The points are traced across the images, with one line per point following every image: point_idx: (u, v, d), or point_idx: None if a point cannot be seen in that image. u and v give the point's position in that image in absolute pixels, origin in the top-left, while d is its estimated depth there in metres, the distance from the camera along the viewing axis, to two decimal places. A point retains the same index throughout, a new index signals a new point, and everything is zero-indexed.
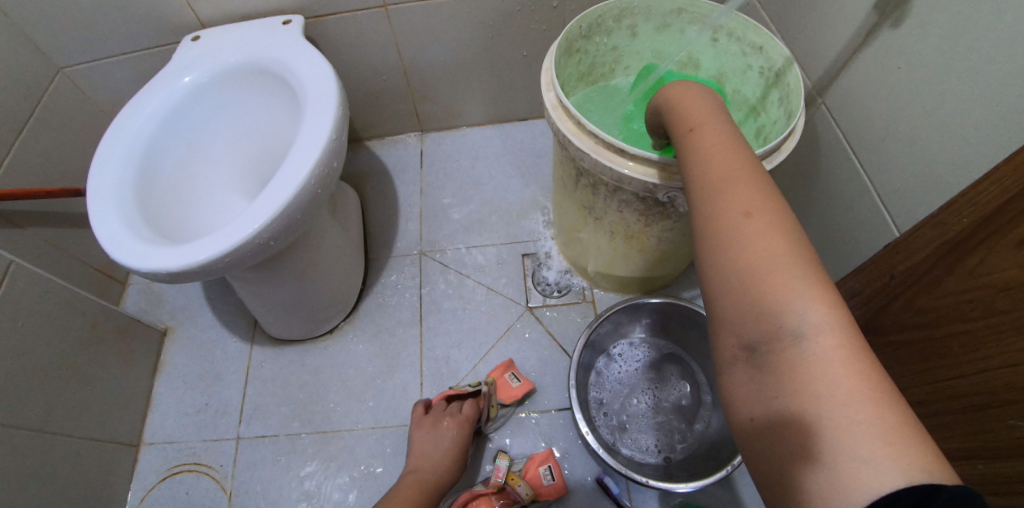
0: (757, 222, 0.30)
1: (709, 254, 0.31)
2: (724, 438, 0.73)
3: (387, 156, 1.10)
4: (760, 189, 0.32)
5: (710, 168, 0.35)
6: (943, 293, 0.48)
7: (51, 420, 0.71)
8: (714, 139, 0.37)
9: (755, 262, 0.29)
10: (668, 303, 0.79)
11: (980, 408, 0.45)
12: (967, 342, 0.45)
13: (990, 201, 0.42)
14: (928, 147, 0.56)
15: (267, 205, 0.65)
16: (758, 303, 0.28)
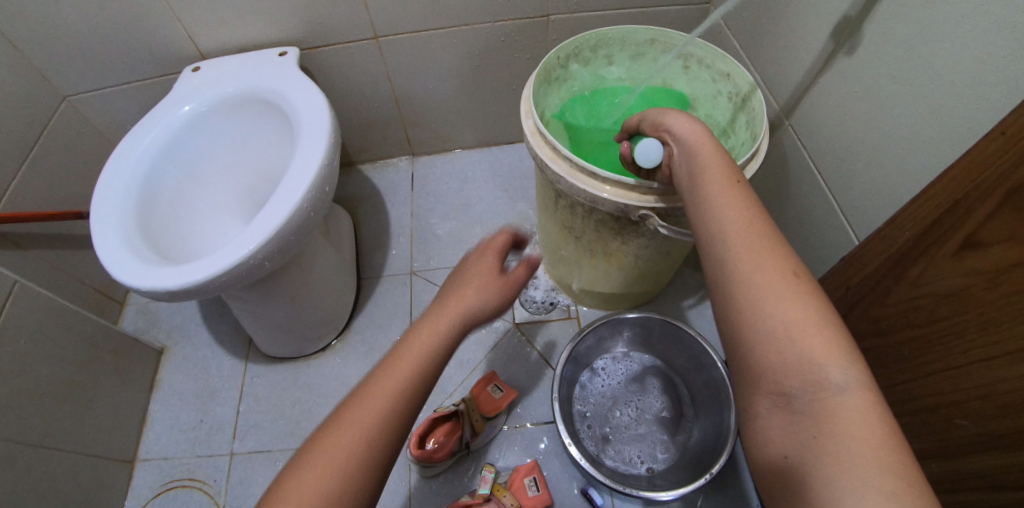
0: (790, 289, 0.35)
1: (748, 306, 0.35)
2: (705, 446, 0.76)
3: (379, 180, 1.14)
4: (783, 257, 0.37)
5: (740, 221, 0.39)
6: (893, 302, 0.51)
7: (49, 435, 0.73)
8: (738, 199, 0.40)
9: (798, 328, 0.34)
10: (646, 317, 0.82)
11: (932, 408, 0.48)
12: (918, 346, 0.49)
13: (927, 216, 0.46)
14: (881, 168, 0.60)
15: (262, 227, 0.68)
16: (803, 358, 0.33)
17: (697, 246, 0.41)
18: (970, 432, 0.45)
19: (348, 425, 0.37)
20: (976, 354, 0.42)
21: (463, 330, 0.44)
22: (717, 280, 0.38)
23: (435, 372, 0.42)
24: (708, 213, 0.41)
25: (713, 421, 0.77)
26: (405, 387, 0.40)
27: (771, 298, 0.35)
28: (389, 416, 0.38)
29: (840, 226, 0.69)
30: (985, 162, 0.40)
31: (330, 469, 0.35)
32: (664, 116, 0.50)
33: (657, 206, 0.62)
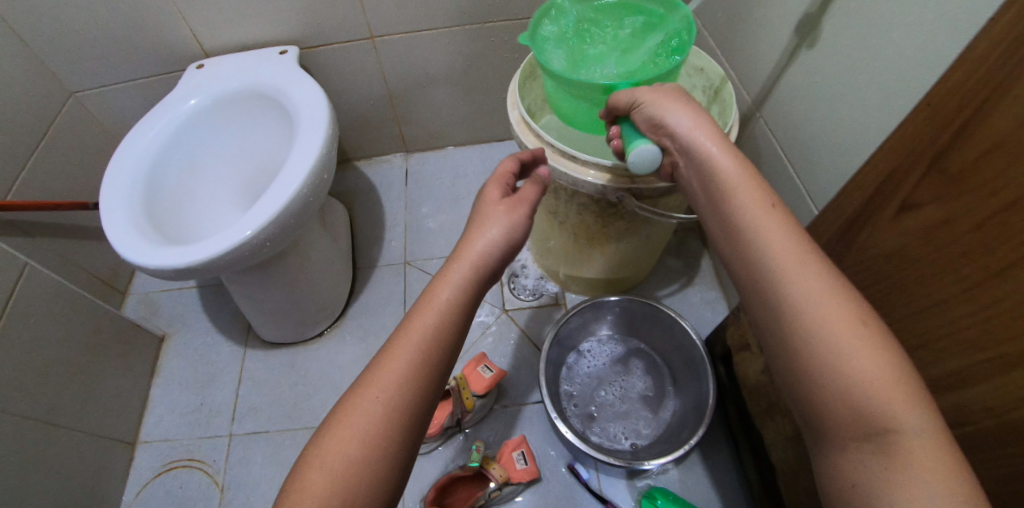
0: (853, 331, 0.35)
1: (816, 350, 0.35)
2: (686, 420, 0.80)
3: (374, 175, 1.18)
4: (843, 296, 0.36)
5: (792, 257, 0.38)
6: (847, 267, 0.57)
7: (55, 413, 0.76)
8: (791, 237, 0.39)
9: (867, 370, 0.34)
10: (628, 300, 0.86)
11: None
12: (869, 305, 0.54)
13: (871, 185, 0.52)
14: (839, 152, 0.65)
15: (263, 211, 0.72)
16: (869, 393, 0.33)
17: (749, 284, 0.41)
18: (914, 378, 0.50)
19: (378, 381, 0.39)
20: (919, 306, 0.48)
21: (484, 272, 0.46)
22: (779, 322, 0.38)
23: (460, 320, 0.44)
24: (751, 246, 0.40)
25: (693, 397, 0.81)
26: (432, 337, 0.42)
27: (830, 337, 0.35)
28: (413, 371, 0.40)
29: (806, 210, 0.74)
30: (916, 133, 0.46)
31: (360, 422, 0.38)
32: (671, 118, 0.48)
33: (633, 186, 0.66)
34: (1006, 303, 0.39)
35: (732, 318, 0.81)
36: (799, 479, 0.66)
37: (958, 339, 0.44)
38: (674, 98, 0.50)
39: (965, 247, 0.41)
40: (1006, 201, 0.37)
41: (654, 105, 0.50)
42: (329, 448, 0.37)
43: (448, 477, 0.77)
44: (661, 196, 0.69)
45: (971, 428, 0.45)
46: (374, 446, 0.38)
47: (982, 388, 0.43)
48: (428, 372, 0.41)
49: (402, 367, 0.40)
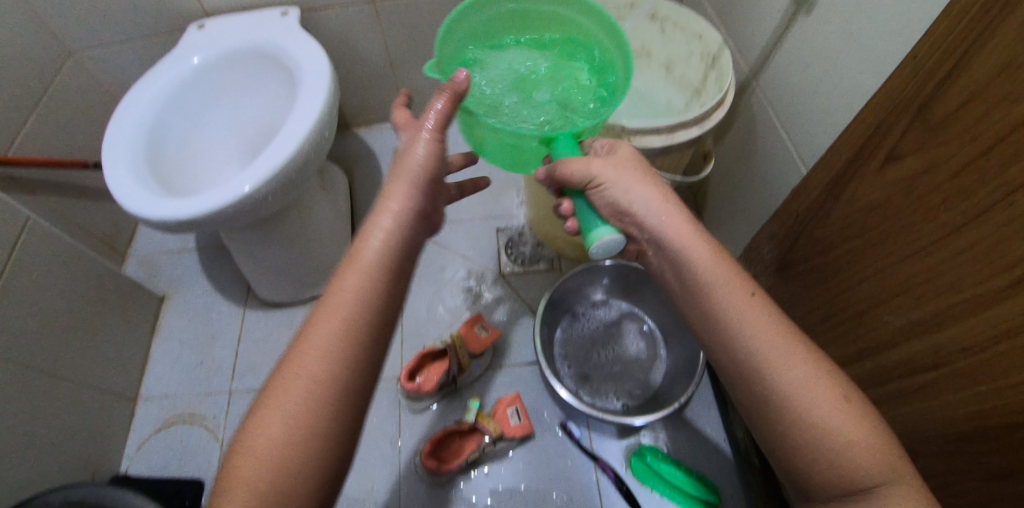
0: (841, 409, 0.36)
1: (805, 430, 0.37)
2: (677, 380, 0.82)
3: (373, 142, 1.19)
4: (827, 377, 0.38)
5: (776, 342, 0.39)
6: (833, 221, 0.58)
7: (58, 365, 0.77)
8: (774, 321, 0.40)
9: (854, 448, 0.35)
10: (623, 264, 0.88)
11: (863, 310, 0.55)
12: (852, 258, 0.55)
13: (858, 140, 0.53)
14: (830, 115, 0.66)
15: (265, 165, 0.73)
16: (856, 464, 0.35)
17: (732, 363, 0.41)
18: (895, 325, 0.51)
19: (300, 365, 0.36)
20: (900, 254, 0.49)
21: (404, 237, 0.43)
22: (765, 402, 0.39)
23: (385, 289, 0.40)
24: (733, 324, 0.41)
25: (684, 356, 0.84)
26: (354, 310, 0.38)
27: (822, 419, 0.36)
28: (336, 345, 0.37)
29: (797, 174, 0.76)
30: (902, 84, 0.47)
31: (286, 406, 0.35)
32: (632, 197, 0.47)
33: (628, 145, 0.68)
34: (978, 246, 0.40)
35: None
36: None
37: (935, 284, 0.45)
38: (629, 171, 0.48)
39: (948, 193, 0.43)
40: (987, 143, 0.38)
41: (614, 183, 0.47)
42: (255, 439, 0.35)
43: (443, 431, 0.80)
44: (656, 157, 0.71)
45: (949, 369, 0.46)
46: (305, 430, 0.35)
47: (957, 329, 0.44)
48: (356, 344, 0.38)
49: (324, 343, 0.37)
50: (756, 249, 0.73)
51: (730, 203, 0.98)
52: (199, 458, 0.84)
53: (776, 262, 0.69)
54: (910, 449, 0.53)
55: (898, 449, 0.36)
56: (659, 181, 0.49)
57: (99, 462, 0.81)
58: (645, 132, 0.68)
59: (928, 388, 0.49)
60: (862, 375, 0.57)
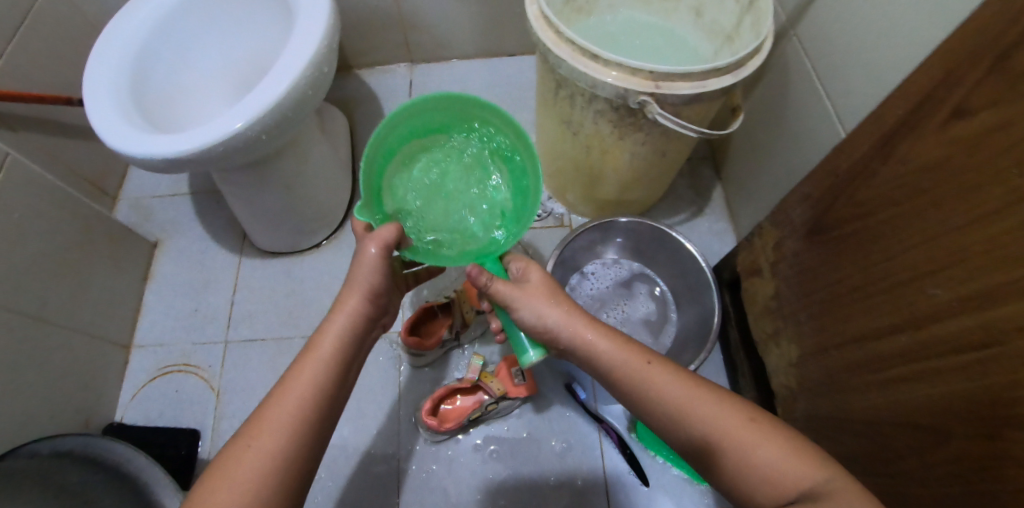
0: (755, 435, 0.40)
1: (734, 460, 0.40)
2: (687, 343, 0.79)
3: (376, 85, 1.12)
4: (728, 408, 0.42)
5: (676, 387, 0.44)
6: (879, 183, 0.52)
7: (46, 310, 0.74)
8: (668, 370, 0.45)
9: (779, 465, 0.38)
10: (638, 223, 0.82)
11: (907, 280, 0.48)
12: (899, 223, 0.49)
13: (919, 93, 0.47)
14: (875, 67, 0.60)
15: (258, 100, 0.66)
16: (790, 480, 0.37)
17: (652, 415, 0.45)
18: (941, 299, 0.44)
19: (251, 442, 0.38)
20: (951, 222, 0.43)
21: (348, 347, 0.45)
22: (698, 448, 0.42)
23: (324, 405, 0.42)
24: (638, 391, 0.46)
25: (696, 320, 0.80)
26: (288, 425, 0.39)
27: (742, 450, 0.39)
28: (270, 459, 0.38)
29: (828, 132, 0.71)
30: (979, 30, 0.40)
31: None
32: (545, 317, 0.50)
33: (657, 92, 0.62)
34: (995, 242, 0.39)
35: (744, 243, 0.78)
36: (797, 402, 0.67)
37: (969, 265, 0.41)
38: (541, 294, 0.51)
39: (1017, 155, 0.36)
40: None
41: (529, 309, 0.51)
42: None
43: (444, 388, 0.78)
44: (685, 105, 0.65)
45: (998, 350, 0.39)
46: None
47: (959, 326, 0.42)
48: (292, 459, 0.39)
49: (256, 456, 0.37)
50: (785, 211, 0.67)
51: (751, 163, 0.93)
52: (194, 407, 0.82)
53: (805, 227, 0.63)
54: (926, 440, 0.47)
55: (813, 448, 0.39)
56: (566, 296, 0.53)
57: (93, 409, 0.79)
58: (677, 77, 0.61)
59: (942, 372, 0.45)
60: (887, 354, 0.51)
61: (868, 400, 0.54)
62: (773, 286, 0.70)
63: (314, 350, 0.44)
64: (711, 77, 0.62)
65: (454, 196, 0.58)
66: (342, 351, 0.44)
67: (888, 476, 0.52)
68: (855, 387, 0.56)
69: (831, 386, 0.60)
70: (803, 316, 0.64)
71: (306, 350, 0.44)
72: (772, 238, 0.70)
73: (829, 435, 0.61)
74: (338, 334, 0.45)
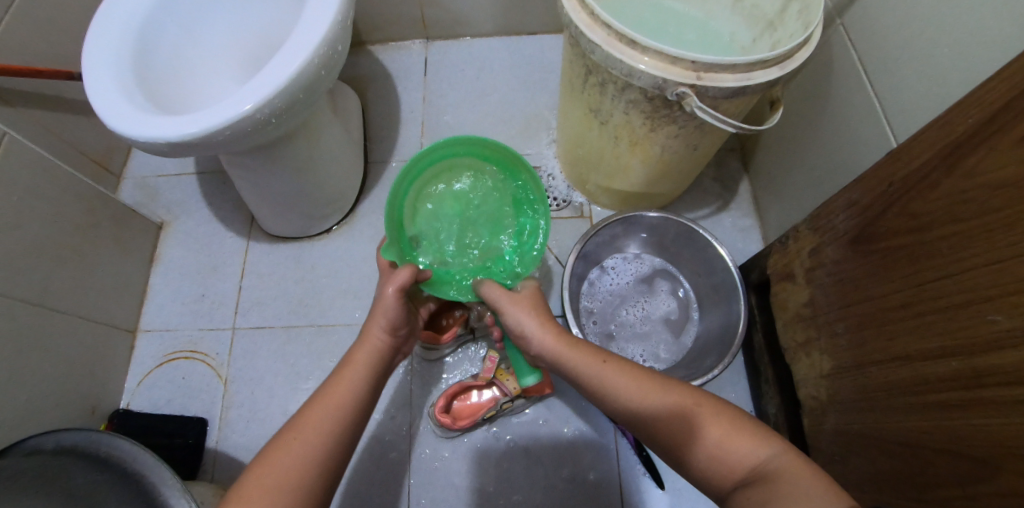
0: (707, 416, 0.45)
1: (687, 437, 0.45)
2: (710, 346, 0.76)
3: (390, 62, 1.06)
4: (679, 394, 0.48)
5: (628, 379, 0.50)
6: (939, 196, 0.47)
7: (48, 296, 0.72)
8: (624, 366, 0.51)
9: (724, 439, 0.43)
10: (664, 218, 0.78)
11: (965, 303, 0.44)
12: (959, 242, 0.45)
13: (997, 101, 0.41)
14: (933, 67, 0.56)
15: (266, 80, 0.62)
16: (733, 450, 0.43)
17: (609, 403, 0.51)
18: (1003, 327, 0.40)
19: (296, 437, 0.43)
20: (1015, 247, 0.39)
21: (378, 363, 0.52)
22: (656, 430, 0.47)
23: (357, 414, 0.47)
24: (596, 386, 0.52)
25: (720, 322, 0.77)
26: (326, 427, 0.44)
27: (695, 427, 0.45)
28: (309, 455, 0.42)
29: (871, 132, 0.66)
30: None
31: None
32: (524, 325, 0.57)
33: (698, 84, 0.57)
34: None
35: (777, 245, 0.76)
36: (826, 415, 0.65)
37: None
38: (526, 305, 0.58)
39: None
40: None
41: (511, 316, 0.58)
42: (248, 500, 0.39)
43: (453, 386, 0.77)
44: (725, 99, 0.60)
45: None
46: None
47: (1012, 358, 0.39)
48: (328, 459, 0.43)
49: (298, 451, 0.42)
50: (827, 216, 0.64)
51: (783, 158, 0.88)
52: (202, 395, 0.81)
53: (849, 235, 0.60)
54: (968, 468, 0.44)
55: (756, 427, 0.44)
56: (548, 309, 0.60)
57: (99, 396, 0.78)
58: (722, 68, 0.56)
59: (986, 403, 0.42)
60: (933, 378, 0.48)
61: (899, 421, 0.52)
62: (807, 293, 0.68)
63: (350, 363, 0.50)
64: (756, 69, 0.58)
65: (463, 224, 0.64)
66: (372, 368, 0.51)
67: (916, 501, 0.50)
68: (887, 406, 0.54)
69: (865, 404, 0.57)
70: (841, 328, 0.62)
71: (342, 364, 0.50)
72: (810, 243, 0.68)
73: (859, 453, 0.59)
74: (370, 352, 0.51)
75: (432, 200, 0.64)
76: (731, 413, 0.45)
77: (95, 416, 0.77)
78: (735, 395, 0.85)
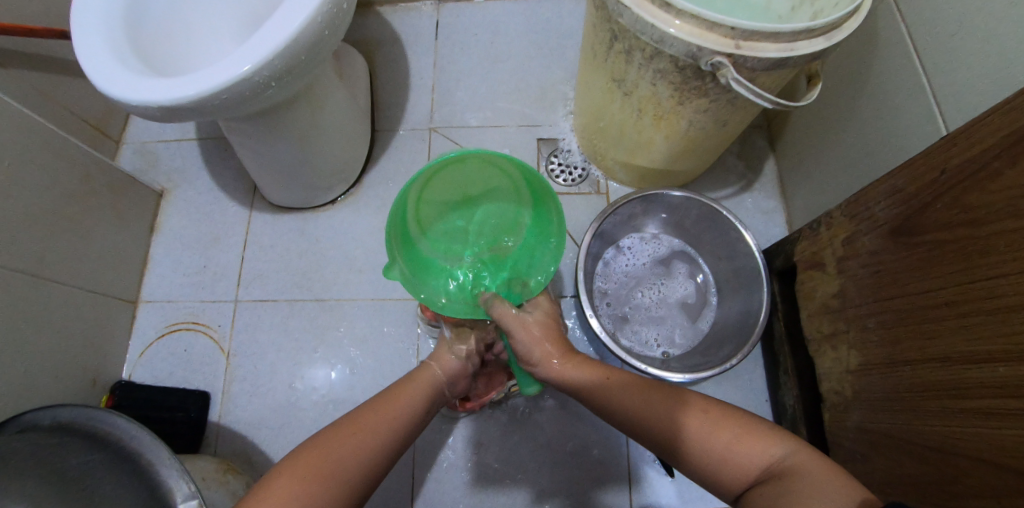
0: (709, 421, 0.47)
1: (689, 441, 0.47)
2: (728, 334, 0.73)
3: (399, 24, 1.00)
4: (684, 402, 0.50)
5: (637, 393, 0.53)
6: (998, 189, 0.43)
7: (45, 266, 0.69)
8: (631, 383, 0.54)
9: (728, 441, 0.45)
10: (687, 198, 0.74)
11: (1016, 307, 0.40)
12: (1015, 240, 0.40)
13: None
14: (996, 42, 0.51)
15: (264, 40, 0.57)
16: (735, 452, 0.44)
17: (621, 418, 0.53)
18: None
19: (355, 424, 0.50)
20: None
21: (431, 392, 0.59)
22: (658, 438, 0.49)
23: (401, 425, 0.52)
24: (605, 403, 0.55)
25: (739, 310, 0.74)
26: (377, 422, 0.51)
27: (696, 434, 0.47)
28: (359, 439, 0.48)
29: (916, 112, 0.61)
30: None
31: (297, 468, 0.45)
32: (531, 352, 0.58)
33: (736, 53, 0.52)
34: None
35: (807, 231, 0.72)
36: (850, 411, 0.63)
37: None
38: (538, 331, 0.59)
39: None
40: None
41: (521, 343, 0.58)
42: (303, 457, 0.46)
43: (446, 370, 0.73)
44: (764, 71, 0.55)
45: None
46: (305, 492, 0.43)
47: None
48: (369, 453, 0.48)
49: (346, 433, 0.49)
50: (866, 202, 0.60)
51: (814, 137, 0.83)
52: (204, 368, 0.80)
53: (889, 225, 0.56)
54: (1004, 481, 0.42)
55: (763, 429, 0.45)
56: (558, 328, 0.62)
57: (100, 367, 0.76)
58: (763, 36, 0.51)
59: None
60: (974, 382, 0.45)
61: (931, 424, 0.50)
62: (838, 283, 0.65)
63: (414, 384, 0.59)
64: (800, 39, 0.52)
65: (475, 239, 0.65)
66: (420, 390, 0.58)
67: None
68: (918, 409, 0.52)
69: (895, 404, 0.55)
70: (873, 323, 0.59)
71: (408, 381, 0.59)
72: (843, 231, 0.64)
73: (884, 453, 0.57)
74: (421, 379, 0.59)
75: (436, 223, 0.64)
76: (738, 415, 0.47)
77: (96, 388, 0.76)
78: (749, 383, 0.83)
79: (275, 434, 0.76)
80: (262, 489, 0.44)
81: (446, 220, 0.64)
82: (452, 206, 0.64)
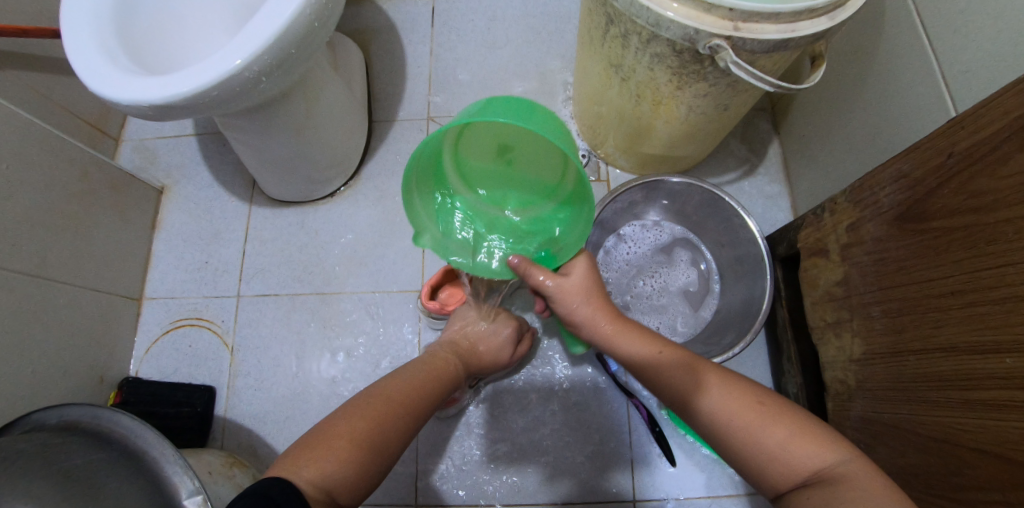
0: (766, 418, 0.47)
1: (738, 435, 0.47)
2: (729, 323, 0.73)
3: (394, 11, 0.99)
4: (740, 393, 0.49)
5: (687, 376, 0.52)
6: (1009, 173, 0.41)
7: (46, 267, 0.70)
8: (682, 364, 0.54)
9: (780, 439, 0.45)
10: (687, 184, 0.72)
11: None
12: None
13: None
14: (1007, 20, 0.49)
15: (254, 35, 0.56)
16: (786, 453, 0.44)
17: (667, 394, 0.54)
18: None
19: (391, 392, 0.55)
20: None
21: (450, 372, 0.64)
22: (704, 424, 0.50)
23: (427, 396, 0.58)
24: (651, 377, 0.56)
25: (742, 298, 0.73)
26: (409, 392, 0.56)
27: (749, 426, 0.47)
28: (397, 404, 0.53)
29: (922, 94, 0.59)
30: None
31: (357, 432, 0.47)
32: (574, 314, 0.61)
33: (734, 36, 0.50)
34: None
35: (810, 218, 0.71)
36: (853, 400, 0.62)
37: None
38: (576, 295, 0.60)
39: None
40: None
41: (564, 305, 0.61)
42: (355, 414, 0.49)
43: (460, 319, 0.74)
44: (764, 53, 0.53)
45: None
46: (359, 457, 0.46)
47: None
48: (406, 416, 0.53)
49: (393, 409, 0.52)
50: (871, 188, 0.59)
51: (820, 119, 0.81)
52: (209, 363, 0.81)
53: (896, 211, 0.55)
54: (1010, 475, 0.41)
55: (823, 434, 0.45)
56: (599, 287, 0.62)
57: (107, 365, 0.78)
58: (763, 17, 0.49)
59: None
60: (981, 375, 0.44)
61: (935, 414, 0.50)
62: (842, 270, 0.63)
63: (434, 364, 0.64)
64: (802, 19, 0.50)
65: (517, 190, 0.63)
66: (445, 376, 0.63)
67: (948, 499, 0.48)
68: (923, 398, 0.51)
69: (899, 392, 0.54)
70: (877, 311, 0.58)
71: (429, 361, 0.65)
72: (848, 217, 0.63)
73: (887, 442, 0.57)
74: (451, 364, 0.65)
75: (474, 163, 0.62)
76: (797, 415, 0.47)
77: (104, 385, 0.77)
78: (751, 371, 0.83)
79: (280, 428, 0.77)
80: (319, 443, 0.46)
81: (486, 165, 0.62)
82: (491, 154, 0.62)
